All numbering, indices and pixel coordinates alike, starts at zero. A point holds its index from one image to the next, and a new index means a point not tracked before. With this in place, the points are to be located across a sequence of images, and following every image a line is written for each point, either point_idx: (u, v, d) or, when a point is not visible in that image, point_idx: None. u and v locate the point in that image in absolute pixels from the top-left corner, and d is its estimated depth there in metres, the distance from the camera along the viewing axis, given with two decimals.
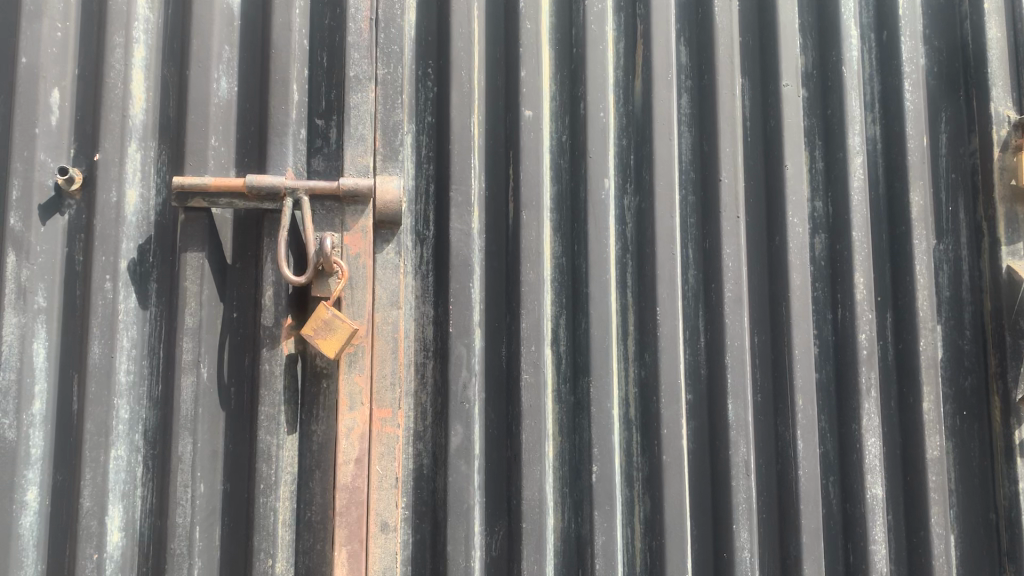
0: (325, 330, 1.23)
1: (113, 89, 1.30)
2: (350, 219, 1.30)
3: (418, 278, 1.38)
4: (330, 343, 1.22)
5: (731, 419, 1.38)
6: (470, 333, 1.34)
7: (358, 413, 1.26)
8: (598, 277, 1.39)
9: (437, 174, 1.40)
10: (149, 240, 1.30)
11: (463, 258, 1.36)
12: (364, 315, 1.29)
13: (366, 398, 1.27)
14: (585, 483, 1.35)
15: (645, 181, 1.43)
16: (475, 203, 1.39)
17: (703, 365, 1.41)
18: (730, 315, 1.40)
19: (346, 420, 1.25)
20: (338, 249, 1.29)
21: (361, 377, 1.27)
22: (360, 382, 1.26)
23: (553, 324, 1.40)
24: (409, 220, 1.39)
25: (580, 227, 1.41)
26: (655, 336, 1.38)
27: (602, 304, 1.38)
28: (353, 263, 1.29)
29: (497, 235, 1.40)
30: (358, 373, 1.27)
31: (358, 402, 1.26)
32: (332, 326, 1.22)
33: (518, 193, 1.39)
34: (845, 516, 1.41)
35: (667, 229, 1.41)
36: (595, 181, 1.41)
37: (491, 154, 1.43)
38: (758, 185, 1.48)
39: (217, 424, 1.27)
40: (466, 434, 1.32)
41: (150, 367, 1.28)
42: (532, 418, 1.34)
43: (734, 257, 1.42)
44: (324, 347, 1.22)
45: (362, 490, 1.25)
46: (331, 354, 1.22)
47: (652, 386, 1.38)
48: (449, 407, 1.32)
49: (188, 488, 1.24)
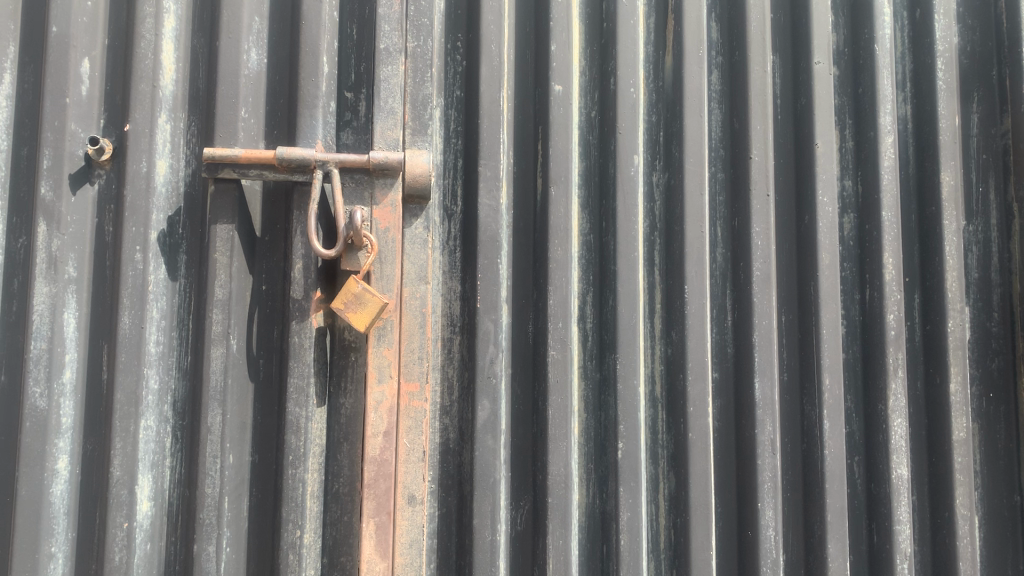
0: (355, 303, 1.24)
1: (144, 59, 1.30)
2: (379, 194, 1.29)
3: (446, 253, 1.38)
4: (360, 317, 1.23)
5: (758, 397, 1.38)
6: (498, 308, 1.34)
7: (387, 386, 1.25)
8: (627, 254, 1.38)
9: (466, 149, 1.39)
10: (179, 212, 1.30)
11: (491, 234, 1.35)
12: (394, 289, 1.29)
13: (395, 371, 1.27)
14: (611, 459, 1.35)
15: (675, 158, 1.43)
16: (503, 178, 1.38)
17: (730, 343, 1.41)
18: (758, 293, 1.40)
19: (375, 393, 1.25)
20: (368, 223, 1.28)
21: (390, 350, 1.27)
22: (389, 356, 1.26)
23: (580, 301, 1.39)
24: (437, 196, 1.39)
25: (609, 204, 1.40)
26: (682, 313, 1.38)
27: (630, 281, 1.38)
28: (382, 236, 1.28)
29: (525, 211, 1.40)
30: (387, 346, 1.27)
31: (387, 375, 1.26)
32: (362, 300, 1.23)
33: (547, 168, 1.38)
34: (870, 495, 1.41)
35: (696, 206, 1.41)
36: (625, 157, 1.41)
37: (520, 128, 1.41)
38: (788, 163, 1.47)
39: (245, 396, 1.28)
40: (493, 409, 1.32)
41: (179, 338, 1.29)
42: (559, 394, 1.34)
43: (763, 236, 1.41)
44: (355, 321, 1.23)
45: (391, 462, 1.25)
46: (361, 328, 1.23)
47: (678, 364, 1.38)
48: (476, 382, 1.32)
49: (217, 459, 1.25)
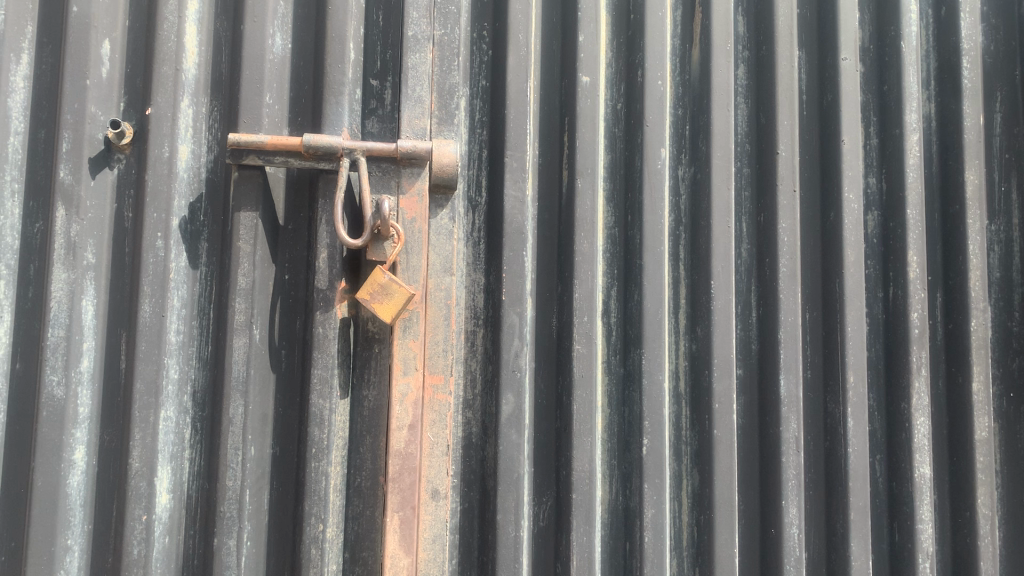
0: (381, 294, 1.22)
1: (166, 42, 1.27)
2: (406, 184, 1.27)
3: (471, 244, 1.36)
4: (387, 309, 1.21)
5: (783, 394, 1.37)
6: (523, 301, 1.32)
7: (413, 378, 1.23)
8: (653, 248, 1.37)
9: (491, 139, 1.37)
10: (200, 199, 1.28)
11: (517, 226, 1.33)
12: (420, 281, 1.27)
13: (421, 363, 1.25)
14: (635, 456, 1.34)
15: (702, 152, 1.41)
16: (529, 169, 1.36)
17: (754, 339, 1.41)
18: (785, 290, 1.39)
19: (401, 385, 1.23)
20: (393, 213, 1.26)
21: (416, 342, 1.25)
22: (414, 349, 1.25)
23: (604, 295, 1.38)
24: (463, 186, 1.36)
25: (635, 197, 1.39)
26: (708, 309, 1.37)
27: (656, 276, 1.36)
28: (409, 227, 1.26)
29: (550, 203, 1.38)
30: (413, 338, 1.25)
31: (412, 367, 1.24)
32: (390, 292, 1.21)
33: (573, 161, 1.37)
34: (891, 494, 1.41)
35: (723, 201, 1.40)
36: (651, 150, 1.39)
37: (545, 120, 1.40)
38: (813, 159, 1.46)
39: (267, 388, 1.26)
40: (518, 403, 1.30)
41: (200, 327, 1.27)
42: (584, 389, 1.32)
43: (789, 232, 1.41)
44: (381, 313, 1.21)
45: (416, 456, 1.23)
46: (387, 320, 1.21)
47: (703, 360, 1.37)
48: (501, 376, 1.30)
49: (239, 451, 1.23)
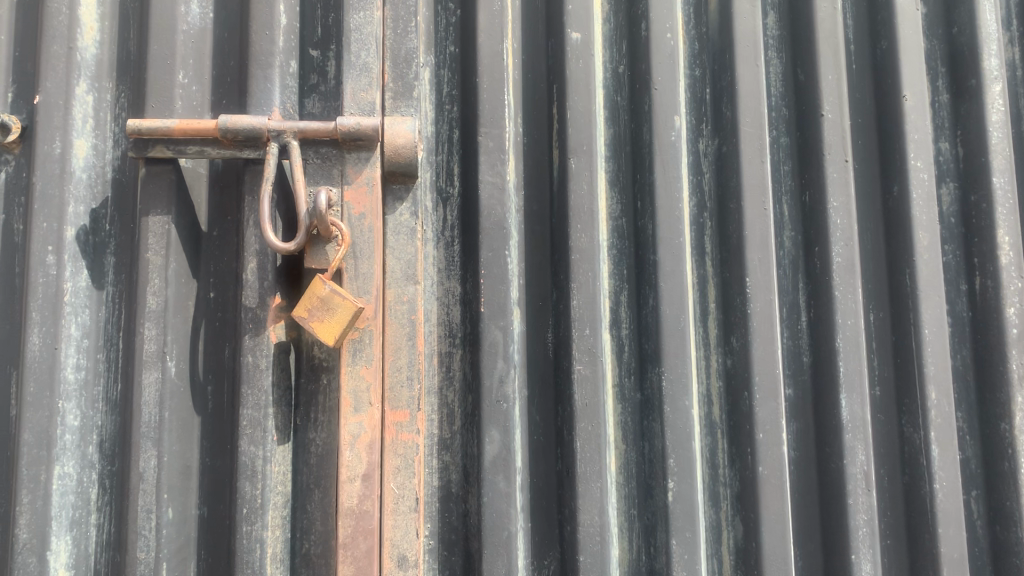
0: (322, 311, 0.96)
1: (56, 14, 1.04)
2: (352, 172, 1.01)
3: (442, 244, 1.10)
4: (328, 330, 0.95)
5: (845, 418, 1.08)
6: (508, 313, 1.05)
7: (366, 416, 0.97)
8: (670, 240, 1.09)
9: (463, 116, 1.11)
10: (105, 203, 1.05)
11: (496, 219, 1.07)
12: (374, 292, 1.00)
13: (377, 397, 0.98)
14: (659, 504, 1.06)
15: (727, 119, 1.14)
16: (511, 150, 1.10)
17: (807, 350, 1.11)
18: (841, 285, 1.10)
19: (350, 425, 0.97)
20: (336, 209, 1.00)
21: (369, 370, 0.98)
22: (368, 378, 0.98)
23: (612, 301, 1.10)
24: (428, 174, 1.11)
25: (645, 178, 1.11)
26: (744, 314, 1.09)
27: (675, 275, 1.09)
28: (356, 225, 1.01)
29: (539, 191, 1.12)
30: (365, 365, 0.98)
31: (365, 403, 0.98)
32: (331, 307, 0.96)
33: (564, 137, 1.10)
34: (994, 543, 1.10)
35: (756, 179, 1.12)
36: (664, 119, 1.12)
37: (531, 90, 1.14)
38: (869, 122, 1.17)
39: (186, 435, 1.01)
40: (505, 441, 1.03)
41: (107, 361, 1.03)
42: (589, 421, 1.05)
43: (843, 213, 1.12)
44: (322, 336, 0.96)
45: (374, 514, 0.97)
46: (329, 343, 0.96)
47: (741, 379, 1.08)
48: (481, 408, 1.03)
49: (152, 515, 0.97)
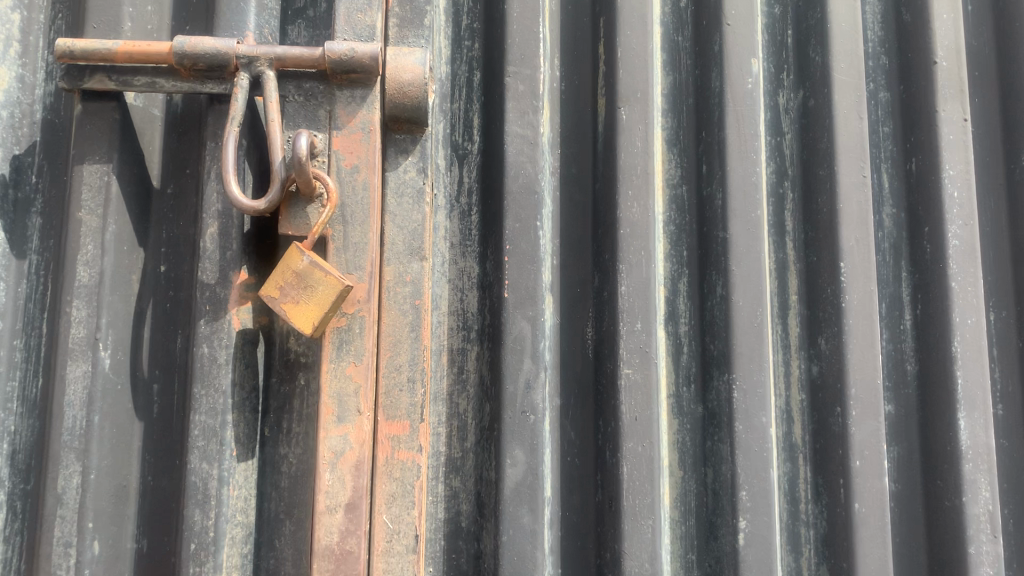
0: (297, 288, 0.73)
1: None
2: (343, 115, 0.79)
3: (456, 213, 0.87)
4: (306, 318, 0.73)
5: (965, 445, 0.85)
6: (538, 300, 0.83)
7: (353, 427, 0.75)
8: (744, 213, 0.87)
9: (486, 54, 0.89)
10: (32, 149, 0.83)
11: (526, 181, 0.84)
12: (367, 269, 0.77)
13: (367, 404, 0.76)
14: (726, 549, 0.83)
15: (815, 65, 0.91)
16: (545, 96, 0.87)
17: (912, 357, 0.88)
18: (958, 275, 0.87)
19: (331, 439, 0.74)
20: (322, 161, 0.78)
21: (358, 368, 0.76)
22: (356, 379, 0.76)
23: (669, 290, 0.88)
24: (441, 124, 0.88)
25: (713, 135, 0.89)
26: (837, 308, 0.86)
27: (750, 258, 0.86)
28: (347, 181, 0.78)
29: (580, 150, 0.89)
30: (352, 362, 0.76)
31: (353, 411, 0.75)
32: (310, 289, 0.73)
33: (612, 81, 0.88)
34: None
35: (852, 140, 0.89)
36: (738, 62, 0.89)
37: (570, 25, 0.91)
38: (989, 75, 0.94)
39: (122, 450, 0.78)
40: (531, 464, 0.80)
41: (26, 350, 0.80)
42: (639, 441, 0.82)
43: (962, 184, 0.89)
44: (297, 325, 0.73)
45: (360, 557, 0.74)
46: (307, 335, 0.73)
47: (832, 391, 0.85)
48: (502, 422, 0.81)
49: (71, 549, 0.75)
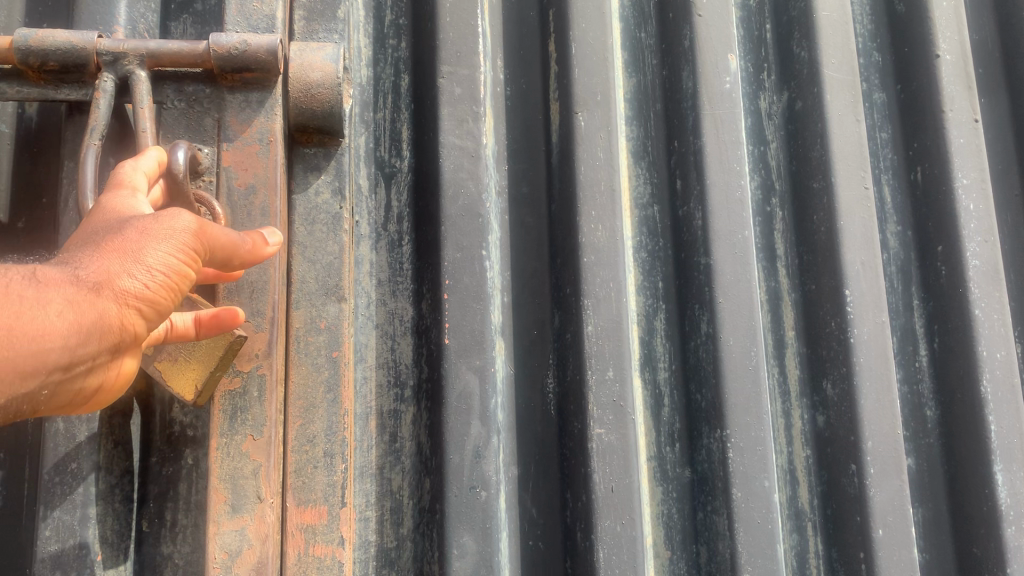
0: (175, 348, 0.55)
1: None
2: (235, 124, 0.62)
3: (384, 244, 0.71)
4: (187, 381, 0.55)
5: (1005, 504, 0.70)
6: (487, 346, 0.67)
7: (253, 521, 0.56)
8: (729, 235, 0.72)
9: (416, 54, 0.74)
10: None
11: (467, 202, 0.69)
12: (268, 314, 0.59)
13: (270, 489, 0.58)
14: None
15: (801, 62, 0.78)
16: (487, 101, 0.73)
17: (932, 400, 0.75)
18: (983, 301, 0.74)
19: (222, 536, 0.56)
20: (209, 180, 0.62)
21: (257, 442, 0.58)
22: (256, 456, 0.58)
23: (643, 329, 0.74)
24: (363, 137, 0.73)
25: (688, 144, 0.75)
26: (845, 344, 0.72)
27: (740, 287, 0.71)
28: (241, 207, 0.61)
29: (532, 166, 0.75)
30: (251, 435, 0.58)
31: (251, 499, 0.57)
32: (194, 341, 0.55)
33: (567, 82, 0.73)
34: None
35: (850, 146, 0.76)
36: (713, 59, 0.76)
37: (515, 21, 0.77)
38: (994, 74, 0.82)
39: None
40: (483, 555, 0.64)
41: None
42: (617, 518, 0.66)
43: (978, 194, 0.76)
44: (176, 390, 0.55)
45: None
46: (189, 402, 0.55)
47: (843, 446, 0.71)
48: (446, 503, 0.64)
49: None
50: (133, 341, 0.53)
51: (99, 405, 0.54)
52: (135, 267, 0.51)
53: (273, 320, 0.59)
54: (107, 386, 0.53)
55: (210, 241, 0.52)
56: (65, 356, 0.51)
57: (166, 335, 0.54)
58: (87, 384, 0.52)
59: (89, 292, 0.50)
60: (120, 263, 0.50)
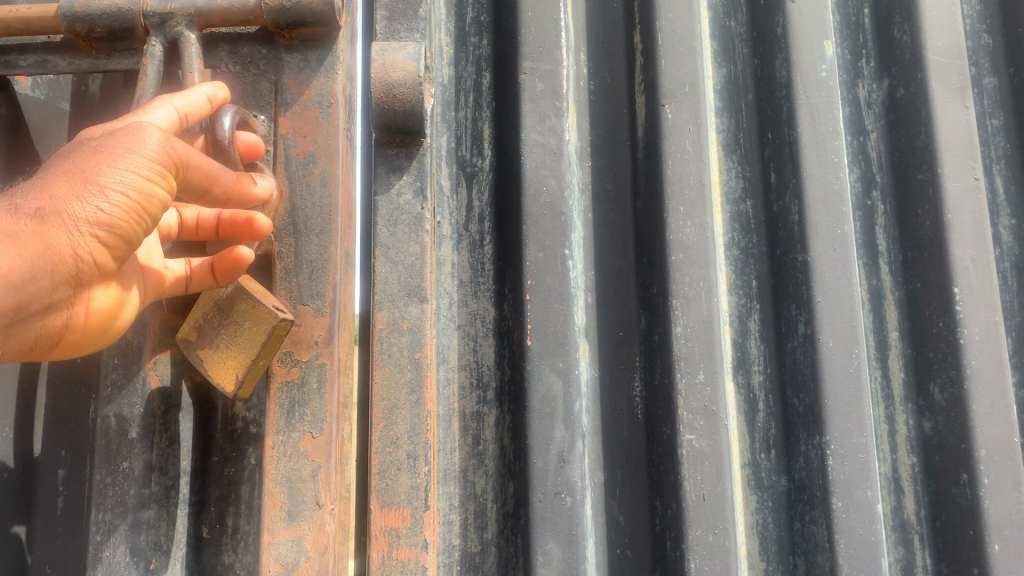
0: (218, 332, 0.55)
1: None
2: (292, 86, 0.61)
3: (465, 244, 0.70)
4: (228, 370, 0.54)
5: None
6: (570, 348, 0.65)
7: (308, 527, 0.55)
8: (828, 231, 0.69)
9: (497, 51, 0.73)
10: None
11: (549, 200, 0.67)
12: (328, 297, 0.59)
13: (330, 494, 0.56)
14: None
15: (903, 46, 0.74)
16: (570, 97, 0.71)
17: None
18: None
19: (278, 546, 0.55)
20: (267, 150, 0.60)
21: (316, 441, 0.56)
22: (315, 457, 0.56)
23: (735, 330, 0.71)
24: (446, 136, 0.72)
25: (781, 136, 0.72)
26: (956, 346, 0.67)
27: (841, 285, 0.68)
28: (298, 176, 0.60)
29: (617, 163, 0.73)
30: (308, 433, 0.56)
31: (309, 505, 0.55)
32: (237, 329, 0.54)
33: (653, 74, 0.71)
34: None
35: (959, 134, 0.71)
36: (807, 46, 0.72)
37: (599, 14, 0.75)
38: None
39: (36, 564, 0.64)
40: (569, 562, 0.62)
41: None
42: (709, 527, 0.63)
43: None
44: (218, 380, 0.55)
45: None
46: (230, 394, 0.54)
47: (953, 454, 0.67)
48: (531, 509, 0.63)
49: None
50: (97, 271, 0.54)
51: (71, 346, 0.57)
52: (96, 196, 0.51)
53: (333, 304, 0.58)
54: (78, 323, 0.55)
55: (181, 159, 0.52)
56: (15, 297, 0.52)
57: (188, 284, 0.58)
58: (50, 321, 0.55)
59: (33, 221, 0.51)
60: (73, 191, 0.51)
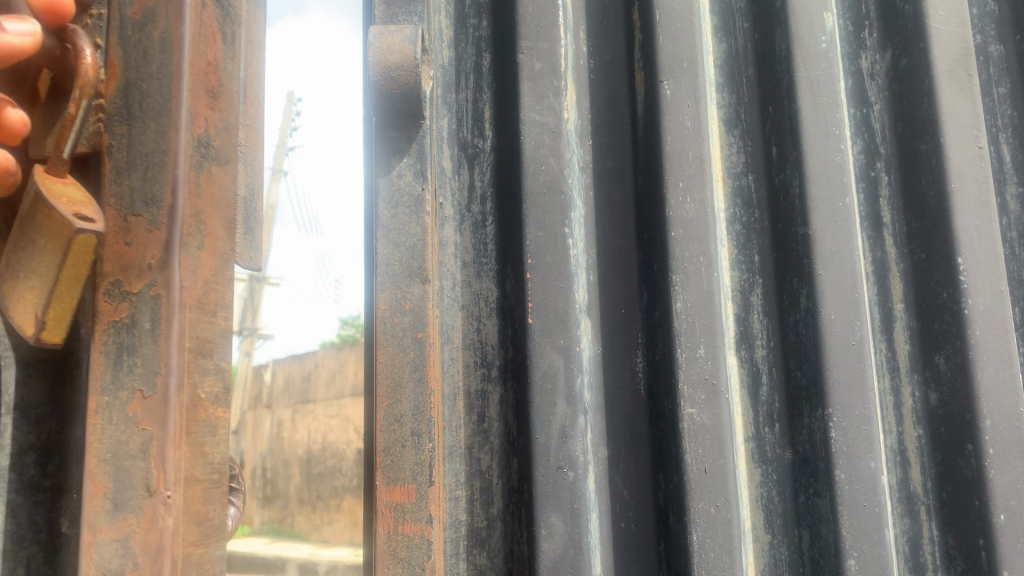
0: (32, 254, 0.54)
1: None
2: None
3: (468, 225, 0.71)
4: (26, 304, 0.54)
5: None
6: (572, 326, 0.66)
7: (142, 523, 0.52)
8: (828, 204, 0.69)
9: (497, 31, 0.74)
10: None
11: (549, 179, 0.68)
12: (166, 201, 0.56)
13: (161, 479, 0.52)
14: None
15: (905, 16, 0.73)
16: (570, 76, 0.72)
17: None
18: None
19: (101, 545, 0.52)
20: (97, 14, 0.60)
21: (145, 405, 0.53)
22: (145, 425, 0.53)
23: (739, 305, 0.70)
24: (447, 117, 0.73)
25: (782, 110, 0.72)
26: (960, 316, 0.67)
27: (842, 258, 0.68)
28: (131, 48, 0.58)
29: (617, 139, 0.73)
30: (140, 391, 0.54)
31: (137, 494, 0.52)
32: (35, 248, 0.54)
33: (651, 51, 0.71)
34: None
35: (963, 103, 0.71)
36: (805, 20, 0.72)
37: None
38: None
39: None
40: (572, 535, 0.63)
41: None
42: (711, 500, 0.64)
43: None
44: (17, 318, 0.54)
45: None
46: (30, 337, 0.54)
47: (958, 425, 0.66)
48: (534, 483, 0.64)
49: None
50: None
51: None
52: None
53: (172, 220, 0.56)
54: None
55: None
56: None
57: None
58: None
59: None
60: None
